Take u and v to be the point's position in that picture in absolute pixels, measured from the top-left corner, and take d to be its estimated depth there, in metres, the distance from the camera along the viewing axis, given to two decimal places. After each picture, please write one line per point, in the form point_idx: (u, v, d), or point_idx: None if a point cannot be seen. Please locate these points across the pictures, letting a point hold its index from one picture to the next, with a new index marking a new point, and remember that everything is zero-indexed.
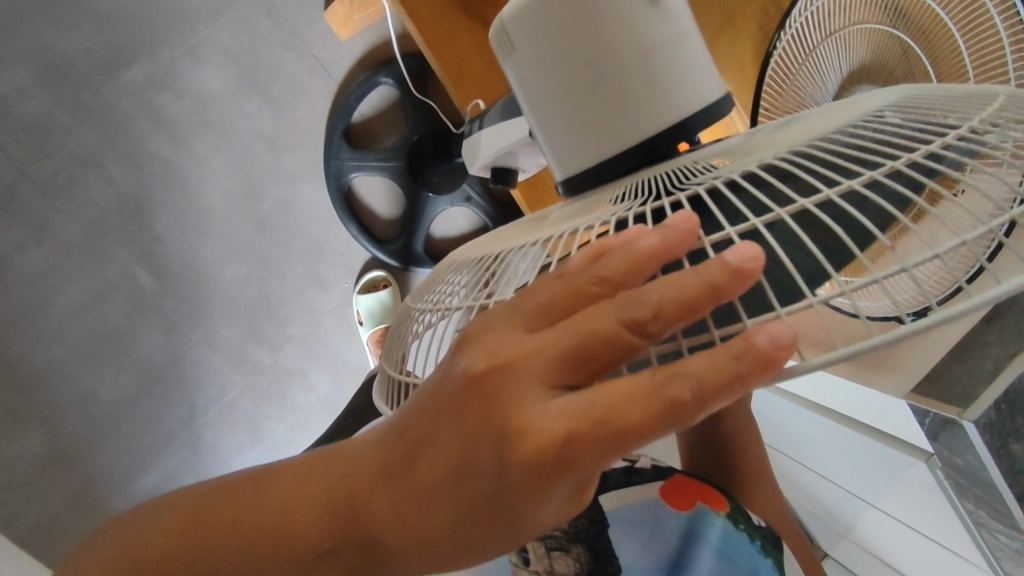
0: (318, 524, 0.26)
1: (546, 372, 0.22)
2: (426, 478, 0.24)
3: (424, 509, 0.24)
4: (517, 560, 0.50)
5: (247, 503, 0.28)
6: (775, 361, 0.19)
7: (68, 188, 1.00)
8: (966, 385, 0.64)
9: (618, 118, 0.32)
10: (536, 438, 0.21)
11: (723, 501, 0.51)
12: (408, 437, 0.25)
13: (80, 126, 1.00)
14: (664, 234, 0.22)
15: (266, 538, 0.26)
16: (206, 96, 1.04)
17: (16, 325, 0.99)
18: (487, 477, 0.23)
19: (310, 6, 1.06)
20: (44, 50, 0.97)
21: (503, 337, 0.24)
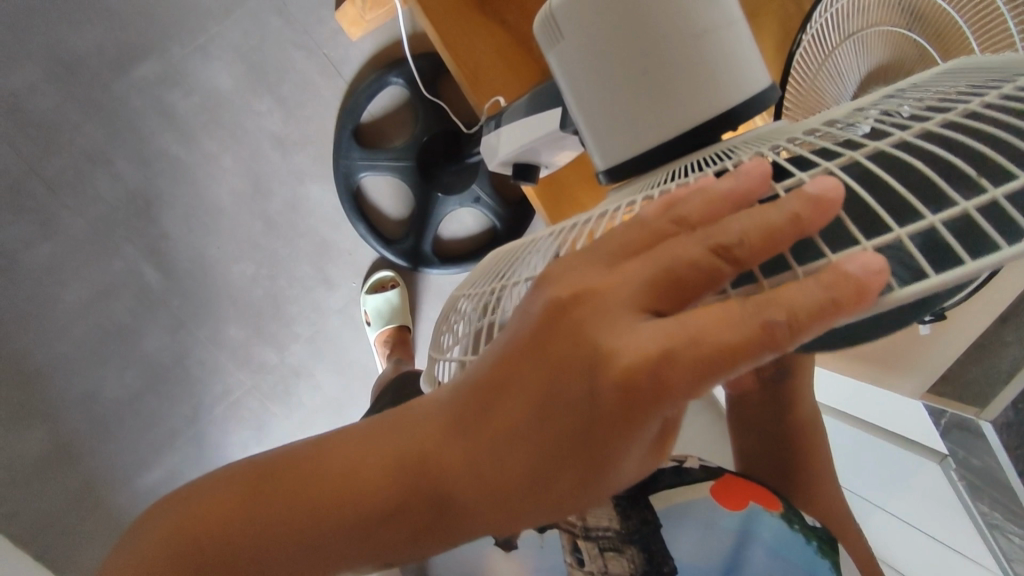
0: (387, 478, 0.25)
1: (636, 302, 0.22)
2: (503, 423, 0.24)
3: (505, 452, 0.24)
4: (570, 561, 0.49)
5: (310, 464, 0.27)
6: (868, 287, 0.19)
7: (76, 184, 1.00)
8: (982, 385, 0.64)
9: (664, 104, 0.32)
10: (632, 360, 0.21)
11: (776, 502, 0.50)
12: (484, 382, 0.24)
13: (90, 123, 1.00)
14: (737, 180, 0.23)
15: (333, 494, 0.25)
16: (216, 94, 1.04)
17: (22, 321, 1.00)
18: (575, 414, 0.22)
19: (321, 5, 1.05)
20: (54, 46, 0.96)
21: (583, 276, 0.24)
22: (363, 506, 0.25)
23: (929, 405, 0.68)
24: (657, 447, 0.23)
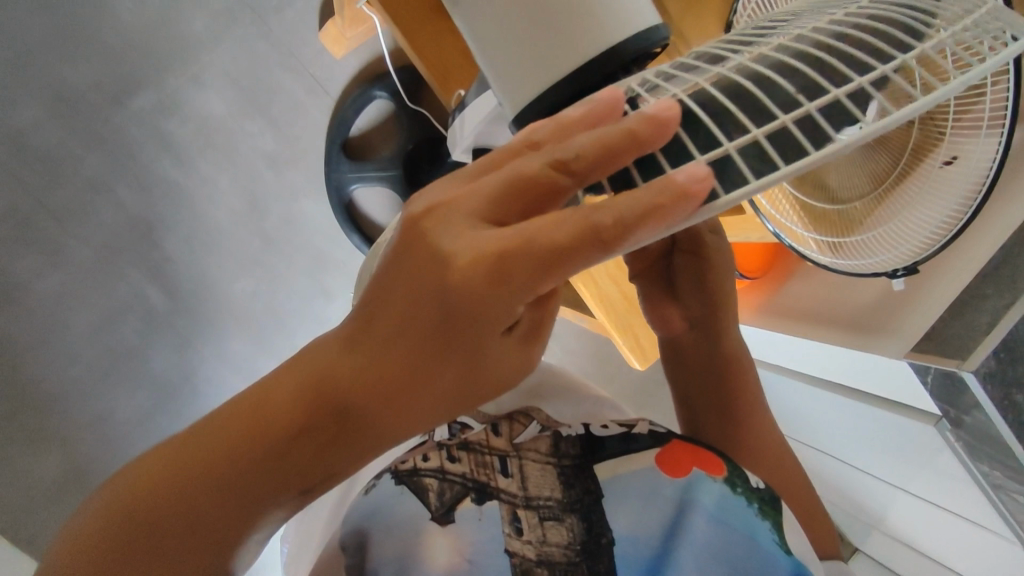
0: (334, 379, 0.35)
1: (497, 214, 0.32)
2: (416, 317, 0.34)
3: (418, 335, 0.34)
4: (508, 531, 0.51)
5: (269, 392, 0.35)
6: (693, 189, 0.27)
7: (81, 214, 1.05)
8: (964, 338, 0.65)
9: (545, 58, 0.45)
10: (494, 256, 0.31)
11: (721, 467, 0.52)
12: (396, 294, 0.34)
13: (92, 156, 1.05)
14: (589, 107, 0.33)
15: (293, 400, 0.35)
16: (209, 119, 1.08)
17: (35, 350, 1.04)
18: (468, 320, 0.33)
19: (304, 27, 1.10)
20: (56, 86, 1.02)
21: (456, 221, 0.33)
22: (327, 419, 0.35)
23: (914, 364, 0.67)
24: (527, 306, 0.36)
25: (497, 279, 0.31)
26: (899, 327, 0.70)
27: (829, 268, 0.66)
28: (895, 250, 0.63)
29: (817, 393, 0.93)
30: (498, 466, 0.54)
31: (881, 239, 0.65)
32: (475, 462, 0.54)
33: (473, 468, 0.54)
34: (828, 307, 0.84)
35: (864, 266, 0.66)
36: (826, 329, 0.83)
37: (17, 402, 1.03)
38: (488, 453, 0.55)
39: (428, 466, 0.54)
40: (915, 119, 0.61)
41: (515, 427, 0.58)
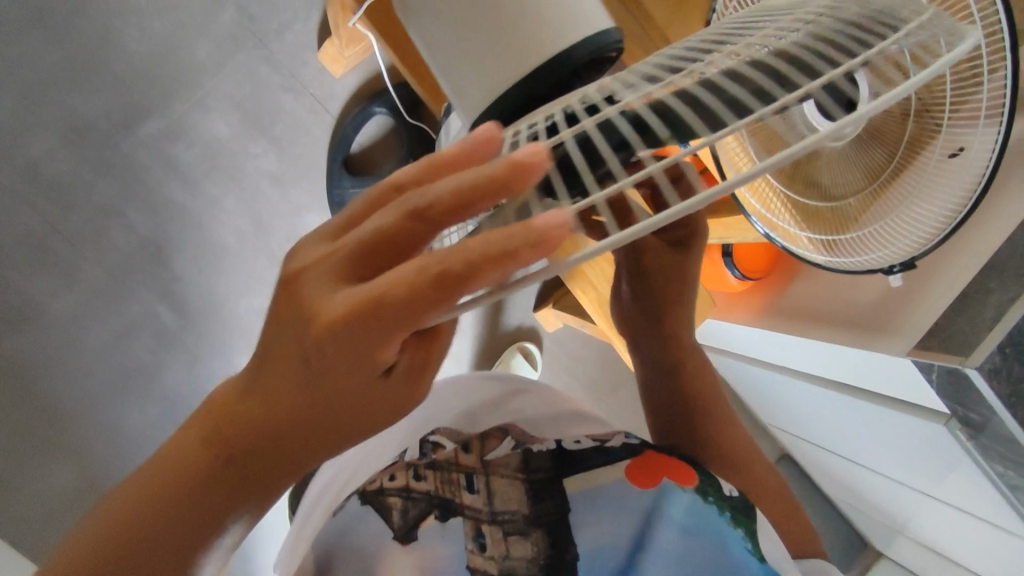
0: (230, 433, 0.35)
1: (359, 268, 0.31)
2: (296, 374, 0.33)
3: (302, 393, 0.33)
4: (472, 547, 0.53)
5: (174, 453, 0.36)
6: (546, 237, 0.25)
7: (93, 238, 1.08)
8: (968, 334, 0.63)
9: (496, 59, 0.45)
10: (347, 313, 0.29)
11: (691, 476, 0.54)
12: (276, 352, 0.34)
13: (102, 181, 1.08)
14: (463, 144, 0.32)
15: (195, 458, 0.35)
16: (214, 142, 1.11)
17: (52, 369, 1.07)
18: (347, 374, 0.32)
19: (304, 48, 1.12)
20: (68, 116, 1.06)
21: (320, 280, 0.32)
22: (230, 464, 0.35)
23: (919, 361, 0.66)
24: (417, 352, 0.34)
25: (350, 337, 0.30)
26: (901, 326, 0.70)
27: (825, 266, 0.65)
28: (889, 247, 0.62)
29: (826, 395, 0.91)
30: (464, 483, 0.57)
31: (878, 235, 0.63)
32: (442, 480, 0.56)
33: (441, 486, 0.56)
34: (832, 306, 0.83)
35: (859, 262, 0.64)
36: (831, 330, 0.81)
37: (35, 420, 1.06)
38: (455, 470, 0.57)
39: (395, 485, 0.55)
40: (909, 114, 0.61)
41: (487, 443, 0.61)
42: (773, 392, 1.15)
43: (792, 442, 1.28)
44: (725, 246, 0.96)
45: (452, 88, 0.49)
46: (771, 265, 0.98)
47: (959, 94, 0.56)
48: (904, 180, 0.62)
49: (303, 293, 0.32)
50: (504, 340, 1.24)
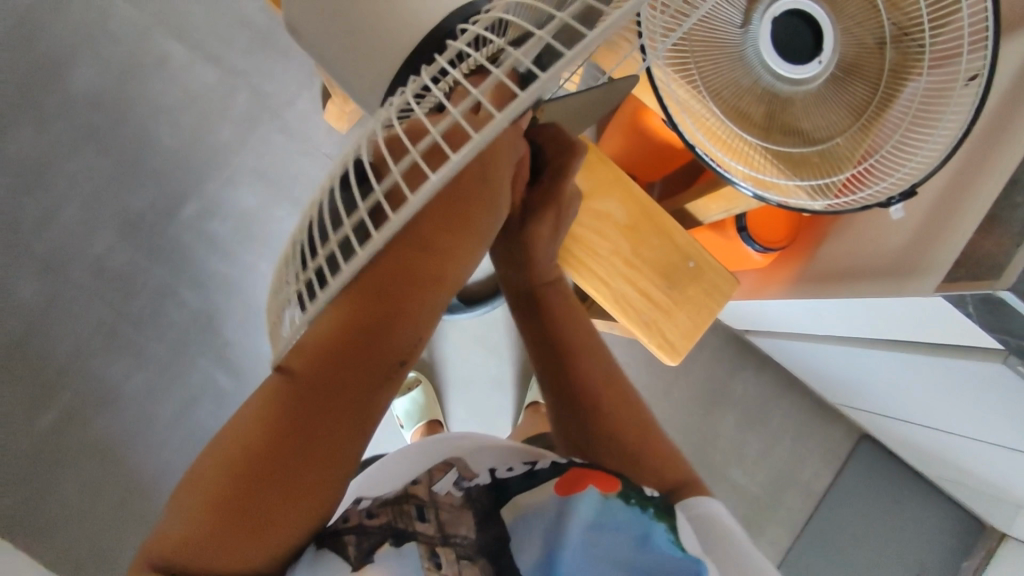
0: (332, 391, 0.40)
1: (421, 269, 0.42)
2: (373, 340, 0.40)
3: (382, 328, 0.41)
4: (428, 566, 0.46)
5: (273, 446, 0.39)
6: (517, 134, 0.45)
7: (154, 319, 1.18)
8: (995, 255, 0.57)
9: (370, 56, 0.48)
10: (425, 270, 0.42)
11: (614, 483, 0.50)
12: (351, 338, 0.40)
13: (156, 266, 1.19)
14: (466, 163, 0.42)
15: (303, 435, 0.39)
16: (245, 213, 1.20)
17: (131, 445, 1.15)
18: (435, 283, 0.43)
19: (315, 114, 1.22)
20: (121, 212, 1.18)
21: (408, 287, 0.41)
22: (266, 490, 0.38)
23: (950, 296, 0.60)
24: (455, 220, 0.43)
25: (374, 328, 0.40)
26: (933, 262, 0.65)
27: (824, 210, 0.59)
28: (889, 179, 0.58)
29: (887, 355, 0.84)
30: (414, 512, 0.49)
31: (875, 171, 0.59)
32: (395, 512, 0.48)
33: (391, 519, 0.47)
34: (867, 259, 0.77)
35: (856, 201, 0.59)
36: (863, 282, 0.75)
37: (120, 496, 1.13)
38: (407, 504, 0.49)
39: (346, 524, 0.46)
40: (885, 43, 0.60)
41: (433, 476, 0.52)
42: (823, 367, 1.10)
43: (866, 417, 1.19)
44: (739, 219, 0.92)
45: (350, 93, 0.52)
46: (793, 229, 0.94)
47: (936, 14, 0.57)
48: (892, 111, 0.60)
49: (401, 307, 0.41)
50: None
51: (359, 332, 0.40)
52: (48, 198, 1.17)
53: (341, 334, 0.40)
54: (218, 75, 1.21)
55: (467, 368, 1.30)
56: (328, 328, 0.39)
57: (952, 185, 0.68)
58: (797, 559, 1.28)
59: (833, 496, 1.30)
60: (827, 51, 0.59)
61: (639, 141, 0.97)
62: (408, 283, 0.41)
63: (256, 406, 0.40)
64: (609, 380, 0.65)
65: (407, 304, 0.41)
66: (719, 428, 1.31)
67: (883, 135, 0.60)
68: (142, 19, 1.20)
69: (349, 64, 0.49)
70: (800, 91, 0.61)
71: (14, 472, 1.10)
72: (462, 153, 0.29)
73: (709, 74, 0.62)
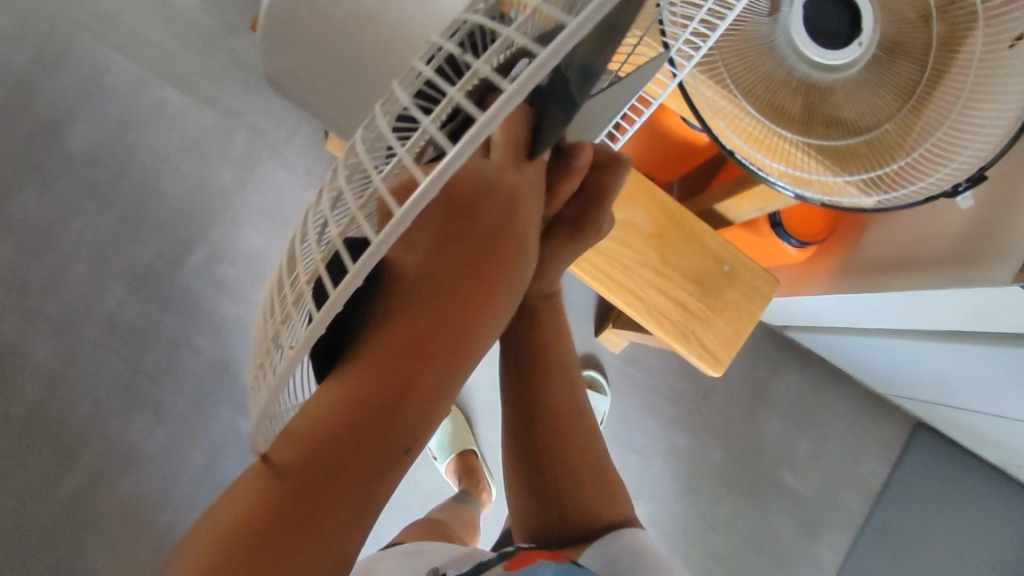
0: (329, 481, 0.31)
1: (437, 331, 0.33)
2: (379, 420, 0.32)
3: (390, 404, 0.32)
4: None
5: (248, 535, 0.30)
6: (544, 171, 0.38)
7: (172, 371, 1.15)
8: None
9: None
10: (441, 332, 0.33)
11: (557, 557, 0.54)
12: (356, 416, 0.31)
13: (168, 316, 1.16)
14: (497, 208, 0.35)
15: (288, 528, 0.31)
16: (253, 253, 1.17)
17: (159, 503, 1.11)
18: (452, 351, 0.34)
19: (315, 145, 1.19)
20: (130, 265, 1.16)
21: (420, 352, 0.33)
22: None
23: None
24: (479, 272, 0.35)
25: (378, 417, 0.32)
26: (1002, 247, 0.60)
27: (875, 208, 0.54)
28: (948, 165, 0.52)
29: (943, 347, 0.79)
30: None
31: (927, 158, 0.54)
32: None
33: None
34: (921, 246, 0.71)
35: (909, 195, 0.54)
36: (920, 271, 0.69)
37: (152, 557, 1.09)
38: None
39: None
40: (930, 15, 0.55)
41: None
42: (872, 359, 1.03)
43: (921, 407, 1.12)
44: (772, 215, 0.87)
45: None
46: (829, 222, 0.89)
47: None
48: (945, 88, 0.54)
49: (411, 380, 0.32)
50: None
51: (359, 424, 0.31)
52: (56, 258, 1.14)
53: (335, 425, 0.31)
54: (215, 115, 1.18)
55: (495, 391, 1.25)
56: (323, 418, 0.31)
57: (1017, 162, 0.61)
58: (859, 561, 1.22)
59: (891, 491, 1.23)
60: (866, 31, 0.54)
61: (658, 140, 0.91)
62: (413, 356, 0.33)
63: (238, 495, 0.32)
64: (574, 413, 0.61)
65: (415, 380, 0.33)
66: (764, 430, 1.25)
67: (937, 115, 0.54)
68: (133, 66, 1.18)
69: None
70: (838, 79, 0.56)
71: (45, 542, 1.07)
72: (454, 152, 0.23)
73: (736, 69, 0.58)
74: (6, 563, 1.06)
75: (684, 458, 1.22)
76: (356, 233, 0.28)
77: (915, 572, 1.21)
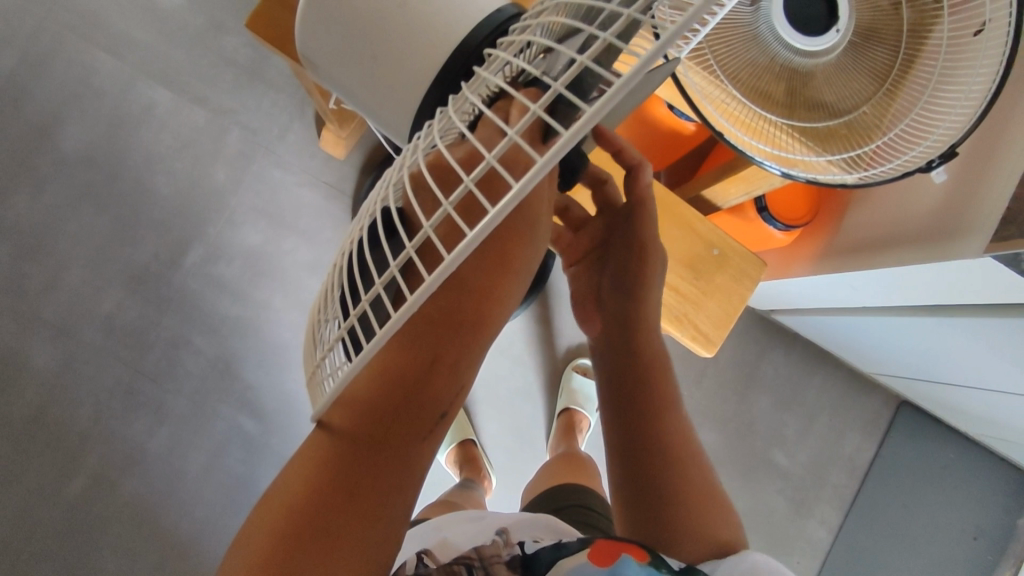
0: (374, 444, 0.37)
1: (465, 312, 0.38)
2: (417, 396, 0.37)
3: (424, 381, 0.37)
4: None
5: (315, 493, 0.37)
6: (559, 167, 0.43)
7: (172, 371, 1.15)
8: None
9: (395, 71, 0.45)
10: (469, 313, 0.38)
11: (644, 551, 0.49)
12: (394, 391, 0.36)
13: (167, 317, 1.16)
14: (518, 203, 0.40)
15: (343, 490, 0.37)
16: (250, 252, 1.18)
17: (163, 503, 1.12)
18: (478, 328, 0.39)
19: (309, 143, 1.20)
20: (127, 267, 1.16)
21: (451, 335, 0.37)
22: (307, 544, 0.36)
23: (1000, 256, 0.58)
24: (500, 256, 0.40)
25: (412, 395, 0.37)
26: (975, 223, 0.63)
27: (856, 184, 0.57)
28: (923, 143, 0.55)
29: (930, 321, 0.81)
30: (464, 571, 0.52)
31: (903, 137, 0.57)
32: (445, 569, 0.52)
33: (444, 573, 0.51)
34: (900, 227, 0.74)
35: (886, 171, 0.57)
36: (901, 249, 0.72)
37: (159, 556, 1.10)
38: (455, 562, 0.53)
39: None
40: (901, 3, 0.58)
41: (487, 546, 0.57)
42: (858, 339, 1.07)
43: (907, 384, 1.16)
44: (758, 201, 0.90)
45: (370, 114, 0.49)
46: (814, 206, 0.92)
47: None
48: (917, 71, 0.58)
49: (443, 358, 0.37)
50: (558, 358, 1.29)
51: (398, 398, 0.36)
52: (51, 262, 1.15)
53: (376, 392, 0.36)
54: (207, 115, 1.19)
55: (491, 382, 1.27)
56: (363, 386, 0.36)
57: (986, 138, 0.65)
58: (852, 536, 1.26)
59: (879, 467, 1.27)
60: (843, 18, 0.57)
61: (644, 133, 0.95)
62: (443, 332, 0.37)
63: (301, 461, 0.38)
64: (666, 400, 0.64)
65: (444, 353, 0.37)
66: (755, 412, 1.28)
67: (909, 98, 0.58)
68: (124, 69, 1.18)
69: (372, 84, 0.46)
70: (819, 64, 0.59)
71: (52, 543, 1.09)
72: (500, 204, 0.25)
73: (723, 55, 0.61)
74: (12, 566, 1.07)
75: None
76: (410, 269, 0.30)
77: (902, 543, 1.26)
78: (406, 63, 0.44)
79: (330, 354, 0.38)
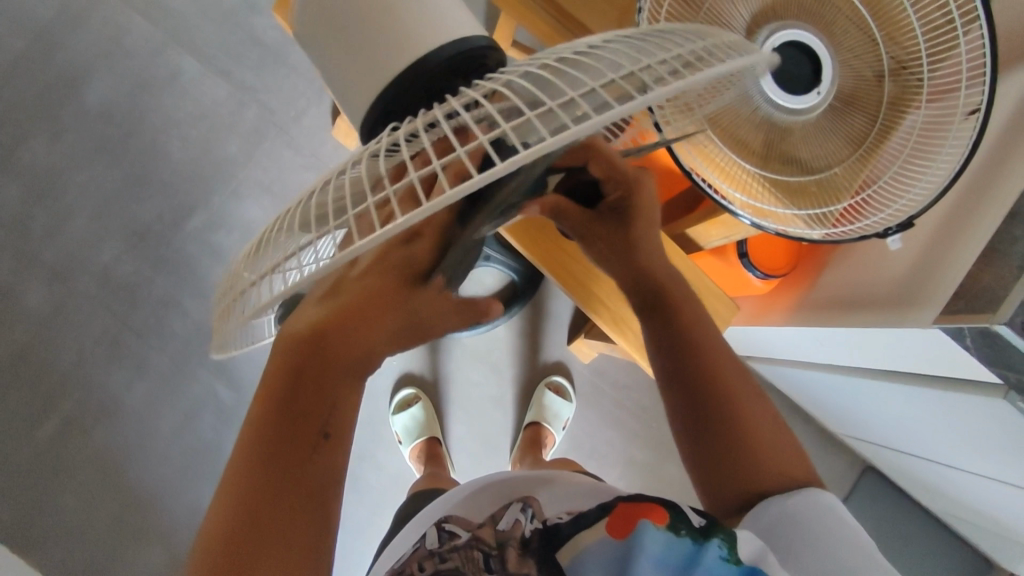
0: (275, 450, 0.42)
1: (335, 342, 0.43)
2: (297, 409, 0.42)
3: (298, 395, 0.42)
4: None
5: (246, 501, 0.41)
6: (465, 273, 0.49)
7: (156, 329, 1.18)
8: (994, 290, 0.57)
9: (367, 73, 0.51)
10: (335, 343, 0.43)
11: (663, 514, 0.49)
12: (280, 406, 0.42)
13: (161, 276, 1.20)
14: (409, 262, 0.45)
15: (272, 494, 0.41)
16: (250, 225, 1.21)
17: (129, 456, 1.15)
18: (344, 356, 0.44)
19: (321, 130, 1.24)
20: (130, 223, 1.20)
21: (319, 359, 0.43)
22: (248, 539, 0.40)
23: (948, 328, 0.60)
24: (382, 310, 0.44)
25: (296, 411, 0.42)
26: (931, 295, 0.65)
27: (822, 241, 0.61)
28: (885, 210, 0.58)
29: (895, 387, 0.82)
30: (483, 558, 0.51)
31: (873, 200, 0.60)
32: (464, 557, 0.51)
33: (460, 562, 0.50)
34: (868, 289, 0.77)
35: (857, 231, 0.60)
36: (866, 311, 0.75)
37: (116, 507, 1.13)
38: (474, 547, 0.52)
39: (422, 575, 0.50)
40: (885, 75, 0.60)
41: (504, 519, 0.55)
42: (825, 395, 1.09)
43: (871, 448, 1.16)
44: (740, 245, 0.92)
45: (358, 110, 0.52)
46: (793, 259, 0.94)
47: (935, 48, 0.57)
48: (891, 142, 0.60)
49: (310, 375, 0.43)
50: (534, 371, 1.31)
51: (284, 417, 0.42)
52: (58, 208, 1.19)
53: (272, 410, 0.42)
54: (229, 90, 1.23)
55: (468, 386, 1.30)
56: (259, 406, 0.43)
57: (951, 214, 0.68)
58: None
59: None
60: (825, 82, 0.60)
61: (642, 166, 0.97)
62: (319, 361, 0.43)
63: (224, 496, 0.42)
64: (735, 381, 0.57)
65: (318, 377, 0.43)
66: None
67: (881, 166, 0.60)
68: (157, 34, 1.23)
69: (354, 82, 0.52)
70: (798, 121, 0.61)
71: (16, 479, 1.12)
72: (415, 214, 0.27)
73: None
74: None
75: (642, 471, 1.29)
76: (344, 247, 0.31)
77: None
78: (379, 68, 0.50)
79: (264, 279, 0.37)
